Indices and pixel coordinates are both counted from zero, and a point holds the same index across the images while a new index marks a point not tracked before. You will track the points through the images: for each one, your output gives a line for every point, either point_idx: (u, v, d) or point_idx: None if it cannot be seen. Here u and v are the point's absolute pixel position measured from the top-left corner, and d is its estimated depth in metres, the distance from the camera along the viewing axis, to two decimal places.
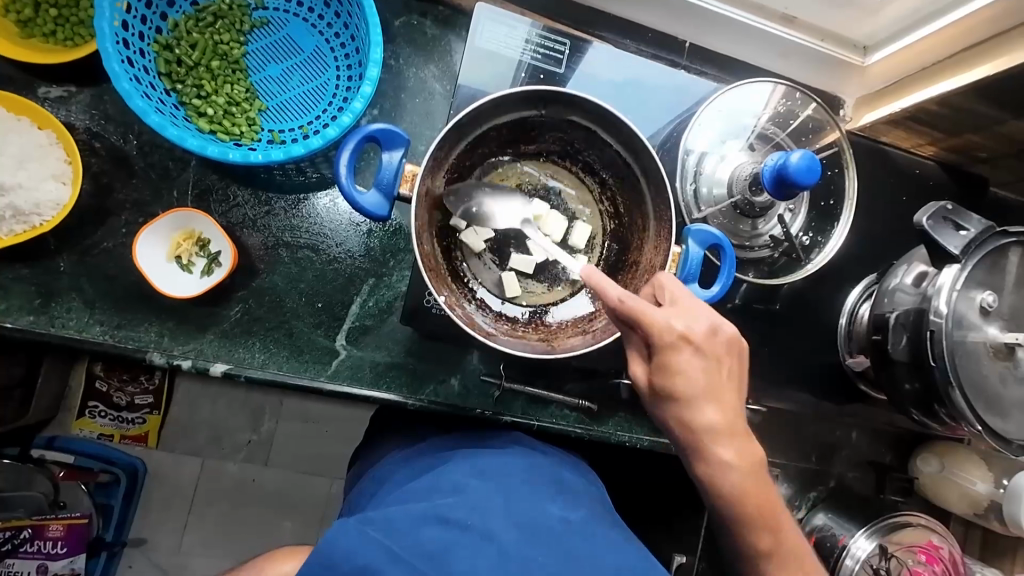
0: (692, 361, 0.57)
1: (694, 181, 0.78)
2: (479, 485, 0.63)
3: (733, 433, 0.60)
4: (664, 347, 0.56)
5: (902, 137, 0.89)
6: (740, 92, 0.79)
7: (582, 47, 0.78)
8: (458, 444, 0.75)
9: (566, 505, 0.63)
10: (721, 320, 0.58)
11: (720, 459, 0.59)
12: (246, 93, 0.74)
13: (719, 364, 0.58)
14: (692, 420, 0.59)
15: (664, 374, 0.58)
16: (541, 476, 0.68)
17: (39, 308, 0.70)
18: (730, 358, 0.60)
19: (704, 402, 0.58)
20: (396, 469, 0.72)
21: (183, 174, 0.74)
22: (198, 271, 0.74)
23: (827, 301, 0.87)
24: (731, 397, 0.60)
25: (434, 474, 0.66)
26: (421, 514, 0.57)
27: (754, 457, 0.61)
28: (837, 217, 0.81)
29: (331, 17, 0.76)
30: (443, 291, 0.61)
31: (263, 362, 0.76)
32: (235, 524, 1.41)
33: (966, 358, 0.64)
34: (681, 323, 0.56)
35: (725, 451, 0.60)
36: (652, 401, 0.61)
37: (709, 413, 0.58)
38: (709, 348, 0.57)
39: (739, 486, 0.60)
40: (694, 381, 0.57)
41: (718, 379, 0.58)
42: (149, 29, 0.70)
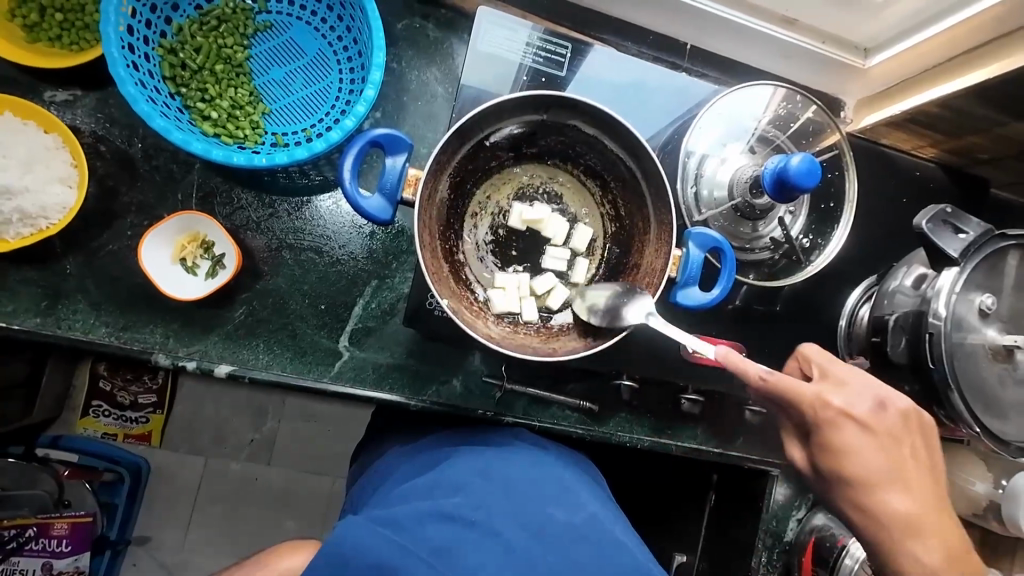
0: (858, 434, 0.61)
1: (695, 183, 0.78)
2: (484, 485, 0.63)
3: (926, 523, 0.61)
4: (830, 429, 0.61)
5: (903, 139, 0.90)
6: (741, 95, 0.79)
7: (583, 50, 0.78)
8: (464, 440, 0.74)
9: (572, 506, 0.62)
10: (881, 389, 0.62)
11: (917, 554, 0.61)
12: (249, 97, 0.75)
13: (900, 444, 0.62)
14: (882, 509, 0.61)
15: (838, 458, 0.61)
16: (548, 474, 0.67)
17: (45, 310, 0.71)
18: (908, 437, 0.62)
19: (891, 488, 0.61)
20: (401, 463, 0.72)
21: (187, 176, 0.75)
22: (203, 273, 0.75)
23: (827, 302, 0.87)
24: (914, 472, 0.62)
25: (439, 470, 0.65)
26: (426, 512, 0.57)
27: (966, 565, 0.61)
28: (837, 219, 0.81)
29: (334, 21, 0.76)
30: (445, 292, 0.61)
31: (267, 363, 0.77)
32: (239, 523, 1.42)
33: (964, 360, 0.65)
34: (841, 397, 0.61)
35: (926, 547, 0.61)
36: (825, 487, 0.64)
37: (896, 501, 0.61)
38: (882, 427, 0.61)
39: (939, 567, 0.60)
40: (869, 462, 0.61)
41: (903, 456, 0.61)
42: (153, 33, 0.70)
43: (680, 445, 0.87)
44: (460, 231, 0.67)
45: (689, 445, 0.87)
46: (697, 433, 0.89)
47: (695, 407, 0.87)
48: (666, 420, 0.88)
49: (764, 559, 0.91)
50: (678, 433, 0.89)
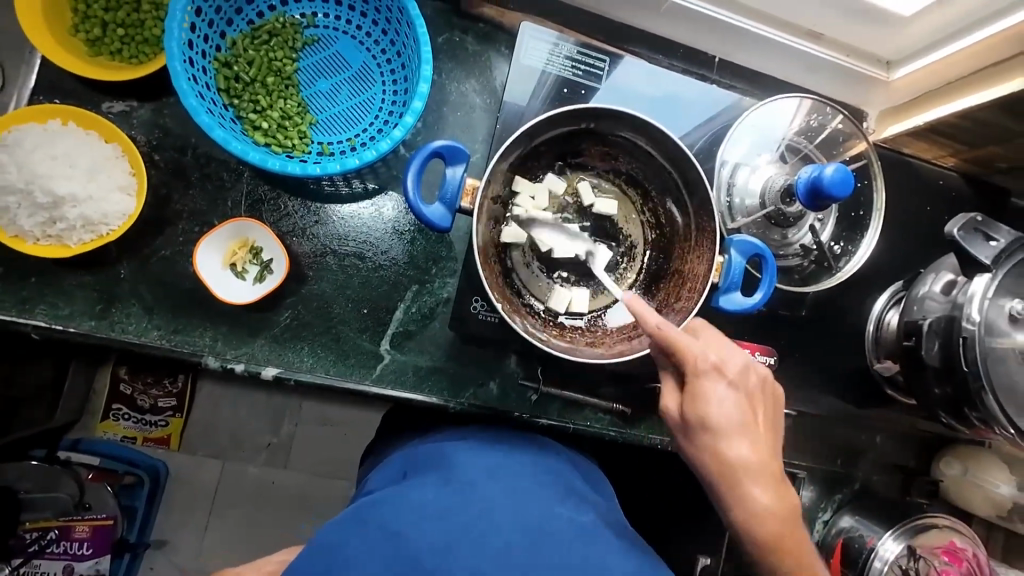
0: (724, 390, 0.61)
1: (728, 193, 0.81)
2: (492, 483, 0.64)
3: (767, 473, 0.62)
4: (694, 376, 0.61)
5: (925, 149, 0.93)
6: (771, 106, 0.82)
7: (619, 62, 0.81)
8: (471, 439, 0.76)
9: (575, 508, 0.65)
10: (748, 354, 0.65)
11: (720, 395, 0.61)
12: (297, 108, 0.77)
13: (754, 402, 0.63)
14: (729, 456, 0.61)
15: (695, 404, 0.61)
16: (551, 479, 0.70)
17: (100, 314, 0.73)
18: (761, 411, 0.64)
19: (739, 437, 0.61)
20: (412, 455, 0.73)
21: (237, 185, 0.77)
22: (251, 278, 0.77)
23: (853, 307, 0.89)
24: (763, 433, 0.63)
25: (447, 463, 0.67)
26: (429, 507, 0.58)
27: (787, 504, 0.62)
28: (866, 226, 0.83)
29: (379, 34, 0.79)
30: (487, 274, 0.63)
31: (311, 366, 0.79)
32: (256, 527, 1.44)
33: (996, 364, 0.67)
34: (716, 356, 0.62)
35: (726, 390, 0.61)
36: (693, 444, 0.63)
37: (740, 448, 0.61)
38: (739, 379, 0.62)
39: (772, 505, 0.61)
40: (734, 404, 0.61)
41: (756, 416, 0.63)
42: (209, 47, 0.73)
43: None
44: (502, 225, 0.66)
45: None
46: None
47: None
48: None
49: None
50: None
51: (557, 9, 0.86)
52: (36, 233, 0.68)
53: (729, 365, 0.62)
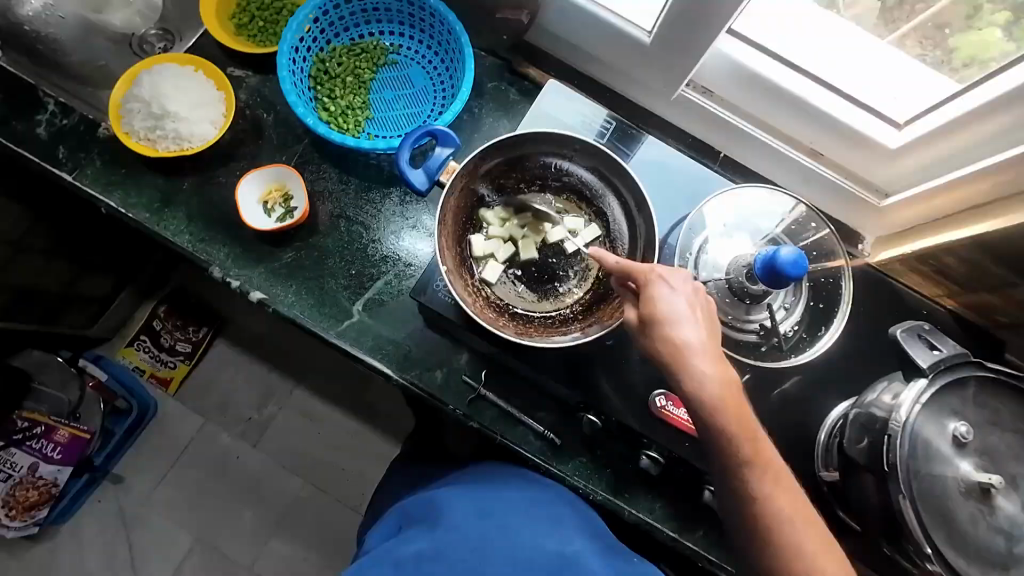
0: (672, 289, 0.62)
1: (696, 256, 0.87)
2: (481, 522, 0.71)
3: (722, 365, 0.60)
4: (645, 277, 0.63)
5: (916, 280, 0.93)
6: (758, 196, 0.89)
7: (627, 130, 0.94)
8: (466, 480, 0.82)
9: (561, 537, 0.71)
10: (691, 276, 0.65)
11: (668, 291, 0.62)
12: (362, 103, 0.97)
13: (710, 317, 0.63)
14: (674, 340, 0.60)
15: (650, 306, 0.62)
16: (539, 514, 0.75)
17: (155, 211, 0.91)
18: (708, 306, 0.63)
19: (685, 324, 0.61)
20: (406, 510, 0.80)
21: (295, 147, 0.96)
22: (275, 216, 0.92)
23: (814, 410, 0.86)
24: (711, 323, 0.62)
25: (440, 510, 0.74)
26: (423, 554, 0.66)
27: (730, 378, 0.60)
28: (830, 321, 0.84)
29: (442, 68, 0.99)
30: (446, 247, 0.74)
31: (291, 302, 0.90)
32: (206, 496, 1.49)
33: (927, 480, 0.63)
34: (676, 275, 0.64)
35: (672, 292, 0.62)
36: (641, 337, 0.64)
37: (689, 332, 0.60)
38: (691, 289, 0.63)
39: (727, 389, 0.59)
40: (679, 299, 0.62)
41: (715, 326, 0.62)
42: (315, 47, 0.96)
43: (634, 513, 0.86)
44: (471, 235, 0.78)
45: (643, 517, 0.86)
46: (654, 509, 0.87)
47: (654, 468, 0.85)
48: (625, 481, 0.87)
49: None
50: (636, 500, 0.87)
51: (592, 85, 1.02)
52: (139, 133, 0.89)
53: (681, 275, 0.64)
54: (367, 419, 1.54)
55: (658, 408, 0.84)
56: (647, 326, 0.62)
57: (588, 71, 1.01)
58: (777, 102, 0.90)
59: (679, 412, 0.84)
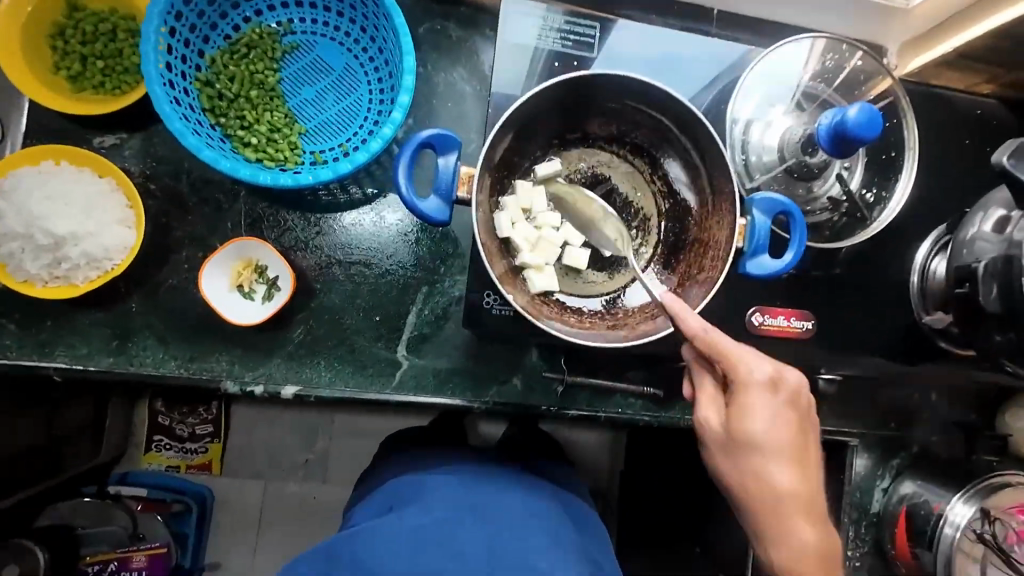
0: (772, 407, 0.60)
1: (743, 150, 0.75)
2: (473, 533, 0.63)
3: (805, 498, 0.62)
4: (745, 388, 0.60)
5: (955, 78, 0.85)
6: (782, 52, 0.76)
7: (612, 27, 0.75)
8: (467, 471, 0.73)
9: (553, 562, 0.62)
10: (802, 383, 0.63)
11: (767, 413, 0.60)
12: (285, 119, 0.75)
13: (803, 430, 0.62)
14: (767, 476, 0.61)
15: (740, 421, 0.60)
16: (536, 527, 0.66)
17: (117, 349, 0.73)
18: (808, 431, 0.63)
19: (780, 463, 0.61)
20: (394, 487, 0.72)
21: (234, 206, 0.76)
22: (260, 297, 0.75)
23: (899, 255, 0.82)
24: (805, 453, 0.63)
25: (431, 497, 0.67)
26: (406, 545, 0.60)
27: (823, 528, 0.62)
28: (898, 168, 0.76)
29: (358, 33, 0.76)
30: (495, 263, 0.59)
31: (330, 380, 0.78)
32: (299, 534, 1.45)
33: None
34: (789, 379, 0.61)
35: (775, 416, 0.60)
36: (725, 453, 0.62)
37: (780, 471, 0.61)
38: (789, 400, 0.61)
39: (817, 542, 0.61)
40: (781, 430, 0.60)
41: (803, 443, 0.62)
42: (189, 68, 0.71)
43: None
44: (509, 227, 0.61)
45: None
46: None
47: None
48: None
49: (853, 532, 0.89)
50: None
51: None
52: (43, 275, 0.68)
53: (784, 382, 0.61)
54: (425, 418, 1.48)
55: (759, 327, 0.78)
56: (742, 463, 0.62)
57: None
58: None
59: (780, 321, 0.79)
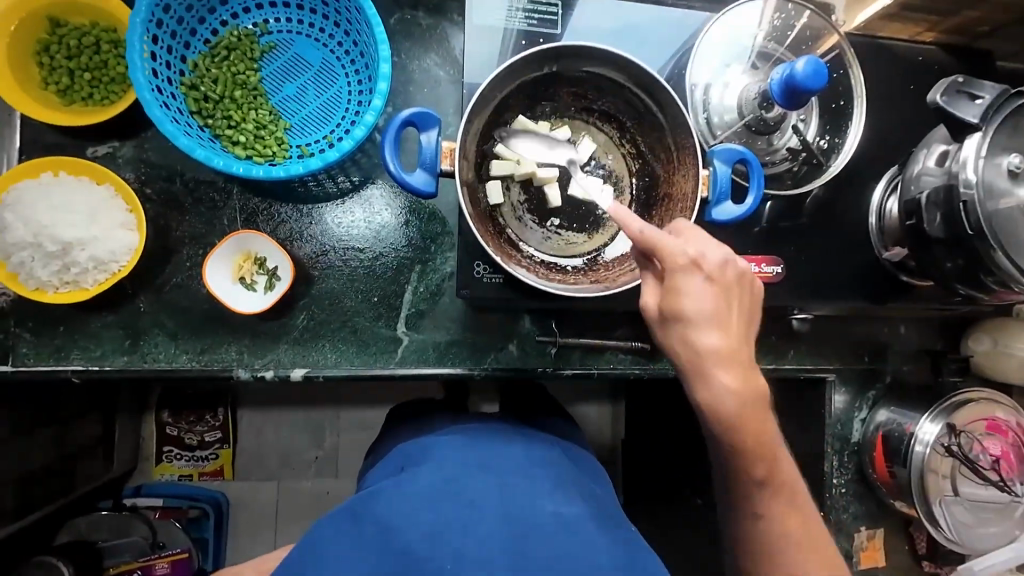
0: (697, 281, 0.60)
1: (704, 110, 0.80)
2: (483, 479, 0.61)
3: (739, 363, 0.61)
4: (670, 267, 0.60)
5: (898, 29, 0.90)
6: (734, 15, 0.81)
7: (573, 3, 0.80)
8: (462, 433, 0.72)
9: (562, 500, 0.61)
10: (729, 255, 0.61)
11: (696, 287, 0.60)
12: (270, 116, 0.79)
13: (734, 298, 0.61)
14: (696, 341, 0.60)
15: (670, 297, 0.60)
16: (538, 471, 0.65)
17: (130, 348, 0.77)
18: (741, 300, 0.62)
19: (709, 326, 0.60)
20: (405, 451, 0.72)
21: (229, 202, 0.79)
22: (262, 287, 0.79)
23: (856, 199, 0.89)
24: (739, 322, 0.62)
25: (436, 455, 0.65)
26: (421, 497, 0.57)
27: (755, 387, 0.61)
28: (850, 115, 0.82)
29: (332, 28, 0.79)
30: (479, 228, 0.65)
31: (336, 361, 0.82)
32: None
33: (1002, 224, 0.67)
34: (711, 257, 0.60)
35: (702, 289, 0.60)
36: (665, 334, 0.62)
37: (710, 338, 0.60)
38: (717, 274, 0.60)
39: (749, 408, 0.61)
40: (707, 299, 0.59)
41: (737, 310, 0.61)
42: (174, 73, 0.74)
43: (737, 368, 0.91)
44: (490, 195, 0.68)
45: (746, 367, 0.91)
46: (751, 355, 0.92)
47: None
48: None
49: (836, 462, 0.97)
50: None
51: None
52: (54, 282, 0.71)
53: (709, 259, 0.60)
54: None
55: None
56: (676, 358, 0.62)
57: None
58: None
59: (751, 267, 0.84)
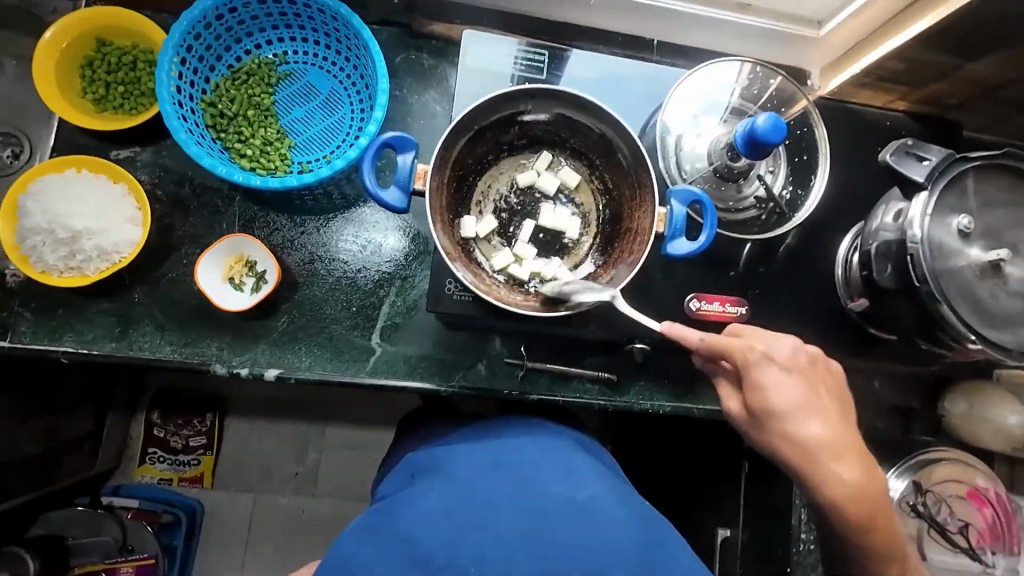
0: (783, 378, 0.67)
1: (676, 155, 0.85)
2: (497, 474, 0.63)
3: (847, 450, 0.67)
4: (749, 367, 0.68)
5: (869, 96, 0.96)
6: (710, 73, 0.87)
7: (561, 55, 0.88)
8: (470, 433, 0.73)
9: (573, 483, 0.63)
10: (795, 339, 0.71)
11: (806, 434, 0.67)
12: (277, 134, 0.87)
13: (819, 390, 0.69)
14: (797, 435, 0.67)
15: (756, 394, 0.67)
16: (548, 458, 0.67)
17: (119, 335, 0.82)
18: (823, 380, 0.70)
19: (807, 416, 0.67)
20: (417, 458, 0.73)
21: (230, 209, 0.86)
22: (249, 289, 0.84)
23: (823, 249, 0.93)
24: (831, 407, 0.69)
25: (448, 460, 0.67)
26: (437, 506, 0.58)
27: (865, 464, 0.68)
28: (814, 169, 0.87)
29: (342, 62, 0.88)
30: (446, 241, 0.70)
31: (309, 364, 0.86)
32: (290, 555, 1.45)
33: (952, 279, 0.68)
34: (780, 352, 0.69)
35: (812, 424, 0.67)
36: (757, 433, 0.69)
37: (810, 427, 0.67)
38: (804, 358, 0.70)
39: (859, 479, 0.67)
40: (794, 390, 0.67)
41: (830, 400, 0.69)
42: (196, 91, 0.83)
43: (703, 407, 0.91)
44: (461, 218, 0.74)
45: (712, 408, 0.92)
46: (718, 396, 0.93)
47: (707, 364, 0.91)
48: (686, 385, 0.93)
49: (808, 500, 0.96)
50: (700, 396, 0.93)
51: (500, 19, 0.95)
52: (60, 266, 0.78)
53: (778, 352, 0.69)
54: None
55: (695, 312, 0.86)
56: (790, 462, 0.68)
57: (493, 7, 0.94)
58: None
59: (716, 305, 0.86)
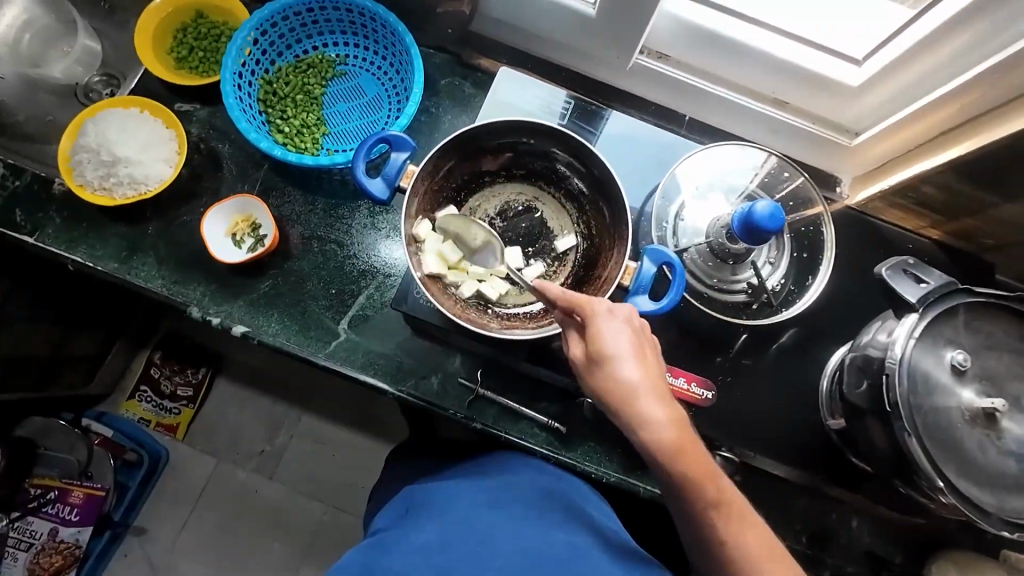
0: (619, 328, 0.62)
1: (674, 224, 0.86)
2: (492, 517, 0.69)
3: (664, 395, 0.61)
4: (590, 315, 0.63)
5: (899, 216, 0.93)
6: (730, 155, 0.88)
7: (586, 107, 0.92)
8: (475, 473, 0.79)
9: (568, 528, 0.68)
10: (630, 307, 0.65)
11: (627, 382, 0.60)
12: (316, 120, 0.95)
13: (650, 346, 0.63)
14: (620, 380, 0.60)
15: (596, 342, 0.62)
16: (545, 504, 0.72)
17: (123, 258, 0.89)
18: (652, 342, 0.64)
19: (629, 361, 0.61)
20: (412, 495, 0.78)
21: (256, 174, 0.94)
22: (245, 247, 0.90)
23: (815, 358, 0.87)
24: (656, 361, 0.63)
25: (448, 499, 0.73)
26: (431, 543, 0.65)
27: (682, 417, 0.61)
28: (816, 270, 0.84)
29: (392, 73, 0.97)
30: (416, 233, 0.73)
31: (275, 331, 0.89)
32: (229, 532, 1.42)
33: (933, 415, 0.62)
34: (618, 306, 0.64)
35: (632, 371, 0.61)
36: (591, 376, 0.63)
37: (631, 370, 0.60)
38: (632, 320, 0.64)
39: (674, 428, 0.59)
40: (624, 338, 0.62)
41: (657, 357, 0.63)
42: (259, 69, 0.94)
43: (649, 488, 0.86)
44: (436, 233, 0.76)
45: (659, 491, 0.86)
46: None
47: None
48: (638, 460, 0.87)
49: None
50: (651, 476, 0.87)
51: (545, 67, 1.00)
52: (94, 183, 0.88)
53: (620, 308, 0.64)
54: (377, 433, 1.50)
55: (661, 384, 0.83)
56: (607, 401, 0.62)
57: (541, 55, 1.00)
58: (728, 54, 0.88)
59: (680, 382, 0.83)
